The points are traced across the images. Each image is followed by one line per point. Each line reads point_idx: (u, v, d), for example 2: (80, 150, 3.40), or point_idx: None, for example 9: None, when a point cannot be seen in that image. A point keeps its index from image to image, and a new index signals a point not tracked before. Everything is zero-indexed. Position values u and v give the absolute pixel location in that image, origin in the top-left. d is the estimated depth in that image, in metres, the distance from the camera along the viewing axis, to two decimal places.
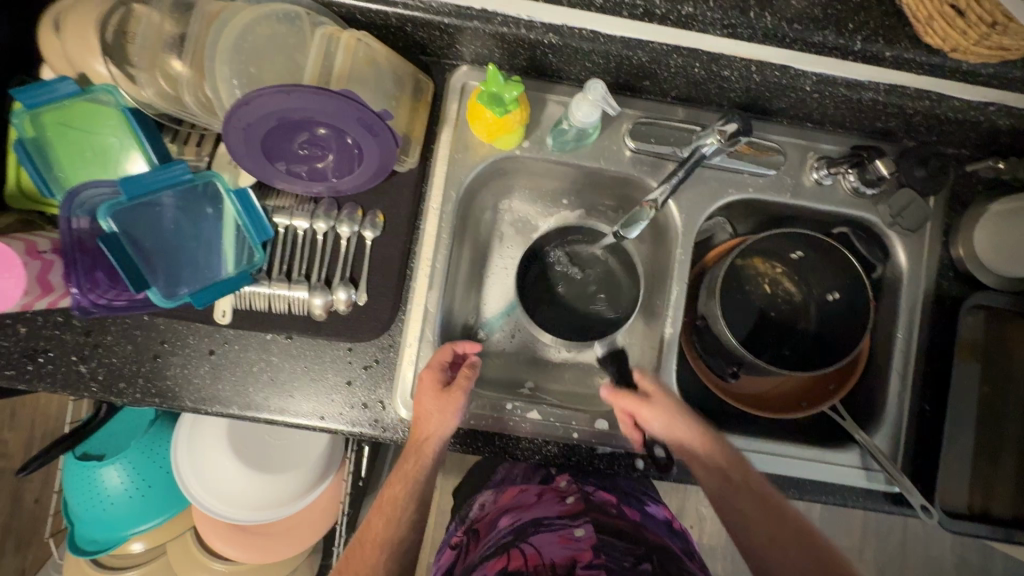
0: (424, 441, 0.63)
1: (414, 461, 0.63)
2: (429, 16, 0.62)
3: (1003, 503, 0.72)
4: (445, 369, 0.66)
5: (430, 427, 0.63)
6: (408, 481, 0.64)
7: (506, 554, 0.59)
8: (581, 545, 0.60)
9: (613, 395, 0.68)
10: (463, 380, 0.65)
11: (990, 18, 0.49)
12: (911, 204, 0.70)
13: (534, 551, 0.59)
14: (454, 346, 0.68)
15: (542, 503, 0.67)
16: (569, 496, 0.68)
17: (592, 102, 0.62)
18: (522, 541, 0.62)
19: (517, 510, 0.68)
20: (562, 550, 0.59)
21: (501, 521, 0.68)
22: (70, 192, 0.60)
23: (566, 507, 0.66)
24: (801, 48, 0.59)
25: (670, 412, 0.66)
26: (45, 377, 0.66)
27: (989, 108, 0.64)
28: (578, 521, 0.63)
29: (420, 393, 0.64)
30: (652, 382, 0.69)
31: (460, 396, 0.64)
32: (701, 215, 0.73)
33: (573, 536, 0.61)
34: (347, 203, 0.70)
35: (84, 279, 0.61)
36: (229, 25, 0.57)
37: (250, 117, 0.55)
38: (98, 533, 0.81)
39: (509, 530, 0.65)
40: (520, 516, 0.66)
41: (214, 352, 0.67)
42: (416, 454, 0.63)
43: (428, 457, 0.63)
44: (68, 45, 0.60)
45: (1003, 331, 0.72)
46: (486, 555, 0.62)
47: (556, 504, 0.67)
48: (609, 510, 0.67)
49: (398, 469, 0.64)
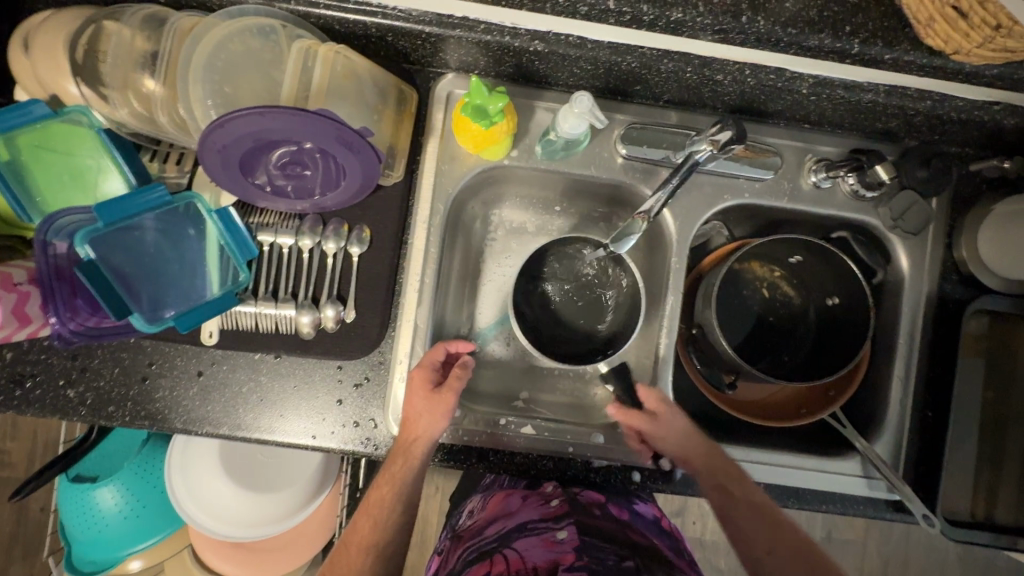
0: (413, 441, 0.62)
1: (402, 463, 0.62)
2: (409, 25, 0.60)
3: (1008, 509, 0.70)
4: (437, 369, 0.65)
5: (419, 427, 0.62)
6: (395, 483, 0.62)
7: (490, 560, 0.60)
8: (564, 547, 0.60)
9: (622, 415, 0.67)
10: (455, 380, 0.64)
11: (994, 21, 0.47)
12: (911, 206, 0.66)
13: (518, 556, 0.59)
14: (447, 345, 0.67)
15: (525, 508, 0.66)
16: (554, 498, 0.67)
17: (578, 114, 0.60)
18: (506, 547, 0.62)
19: (502, 518, 0.66)
20: (546, 553, 0.59)
21: (487, 529, 0.66)
22: (47, 217, 0.59)
23: (550, 510, 0.65)
24: (796, 52, 0.57)
25: (676, 426, 0.66)
26: (33, 402, 0.65)
27: (993, 107, 0.61)
28: (561, 523, 0.63)
29: (410, 394, 0.63)
30: (659, 399, 0.67)
31: (451, 397, 0.64)
32: (696, 222, 0.71)
33: (557, 539, 0.61)
34: (333, 219, 0.68)
35: (63, 308, 0.60)
36: (201, 42, 0.55)
37: (225, 140, 0.54)
38: (96, 554, 0.81)
39: (494, 536, 0.64)
40: (505, 523, 0.65)
41: (202, 373, 0.66)
42: (405, 455, 0.62)
43: (416, 459, 0.62)
44: (38, 65, 0.58)
45: (1008, 335, 0.70)
46: (470, 560, 0.62)
47: (540, 507, 0.66)
48: (595, 513, 0.65)
49: (385, 472, 0.63)
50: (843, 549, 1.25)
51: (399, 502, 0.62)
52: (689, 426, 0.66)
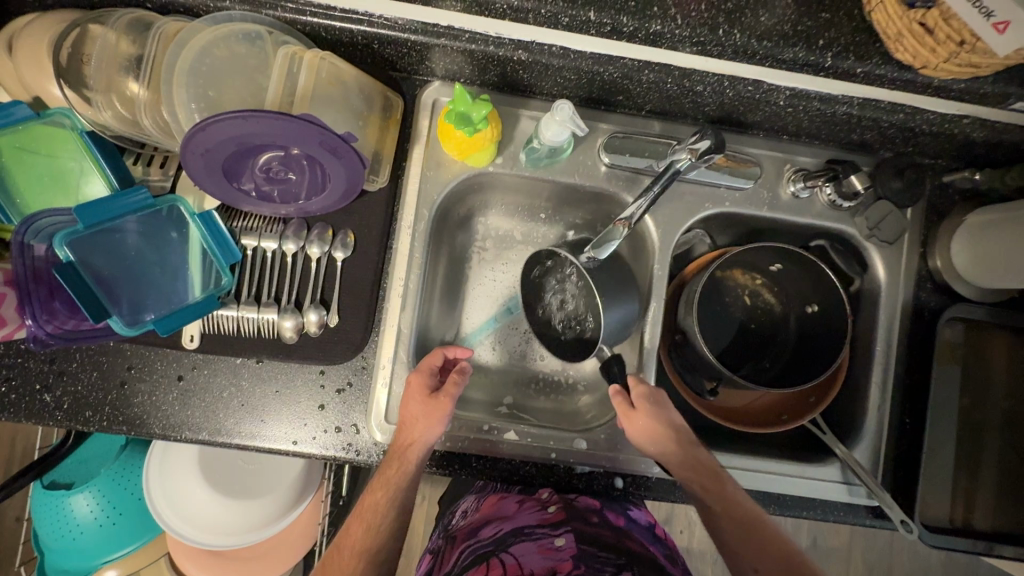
0: (409, 446, 0.62)
1: (397, 468, 0.62)
2: (395, 33, 0.60)
3: (985, 516, 0.71)
4: (435, 375, 0.66)
5: (415, 432, 0.62)
6: (389, 488, 0.61)
7: (487, 565, 0.60)
8: (561, 555, 0.60)
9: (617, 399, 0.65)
10: (452, 387, 0.64)
11: (958, 37, 0.48)
12: (888, 216, 0.68)
13: (515, 562, 0.59)
14: (445, 350, 0.68)
15: (522, 512, 0.66)
16: (551, 505, 0.67)
17: (560, 122, 0.60)
18: (503, 551, 0.61)
19: (498, 521, 0.66)
20: (543, 561, 0.59)
21: (482, 531, 0.66)
22: (26, 218, 0.57)
23: (547, 516, 0.65)
24: (771, 65, 0.58)
25: (655, 420, 0.63)
26: (8, 407, 0.65)
27: (963, 121, 0.63)
28: (559, 530, 0.62)
29: (408, 398, 0.63)
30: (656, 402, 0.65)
31: (447, 403, 0.63)
32: (678, 230, 0.72)
33: (554, 546, 0.61)
34: (317, 223, 0.68)
35: (40, 310, 0.58)
36: (186, 46, 0.55)
37: (208, 143, 0.54)
38: (69, 564, 0.79)
39: (489, 539, 0.64)
40: (502, 526, 0.65)
41: (182, 378, 0.66)
42: (400, 460, 0.61)
43: (411, 464, 0.62)
44: (21, 67, 0.58)
45: (980, 342, 0.72)
46: (465, 565, 0.62)
47: (538, 513, 0.66)
48: (591, 519, 0.65)
49: (381, 475, 0.62)
50: (829, 558, 1.25)
51: (387, 513, 0.62)
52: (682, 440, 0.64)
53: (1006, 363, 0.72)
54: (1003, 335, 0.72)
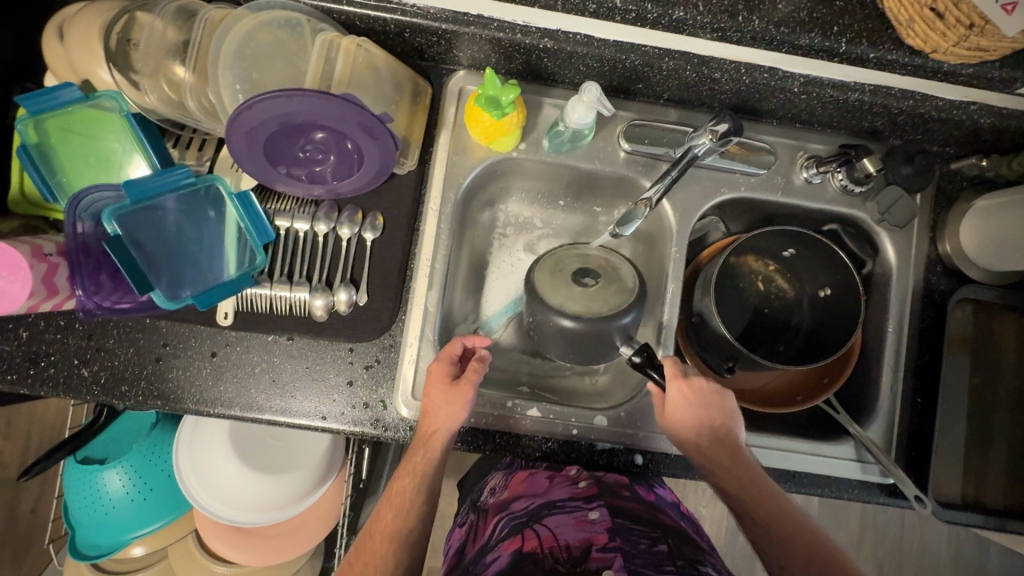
0: (432, 434, 0.63)
1: (422, 455, 0.63)
2: (427, 21, 0.63)
3: (997, 493, 0.73)
4: (454, 363, 0.66)
5: (437, 420, 0.63)
6: (416, 476, 0.63)
7: (521, 536, 0.62)
8: (595, 527, 0.61)
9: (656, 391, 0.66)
10: (472, 374, 0.65)
11: (968, 20, 0.51)
12: (898, 201, 0.71)
13: (549, 534, 0.61)
14: (463, 338, 0.68)
15: (553, 487, 0.68)
16: (581, 480, 0.69)
17: (587, 104, 0.63)
18: (536, 524, 0.64)
19: (530, 496, 0.68)
20: (578, 532, 0.61)
21: (514, 504, 0.68)
22: (74, 197, 0.61)
23: (578, 490, 0.67)
24: (788, 51, 0.61)
25: (686, 416, 0.64)
26: (48, 381, 0.67)
27: (970, 107, 0.66)
28: (592, 504, 0.64)
29: (430, 386, 0.64)
30: (687, 401, 0.64)
31: (469, 390, 0.64)
32: (695, 214, 0.74)
33: (588, 518, 0.62)
34: (348, 206, 0.71)
35: (88, 281, 0.61)
36: (230, 33, 0.58)
37: (253, 122, 0.57)
38: (101, 538, 0.81)
39: (522, 511, 0.66)
40: (535, 500, 0.67)
41: (216, 354, 0.68)
42: (425, 447, 0.63)
43: (436, 451, 0.63)
44: (72, 51, 0.61)
45: (989, 324, 0.74)
46: (501, 536, 0.64)
47: (568, 487, 0.68)
48: (622, 493, 0.67)
49: (405, 465, 0.64)
50: None
51: (414, 484, 0.63)
52: (704, 434, 0.64)
53: (1014, 344, 0.74)
54: (1012, 317, 0.74)
